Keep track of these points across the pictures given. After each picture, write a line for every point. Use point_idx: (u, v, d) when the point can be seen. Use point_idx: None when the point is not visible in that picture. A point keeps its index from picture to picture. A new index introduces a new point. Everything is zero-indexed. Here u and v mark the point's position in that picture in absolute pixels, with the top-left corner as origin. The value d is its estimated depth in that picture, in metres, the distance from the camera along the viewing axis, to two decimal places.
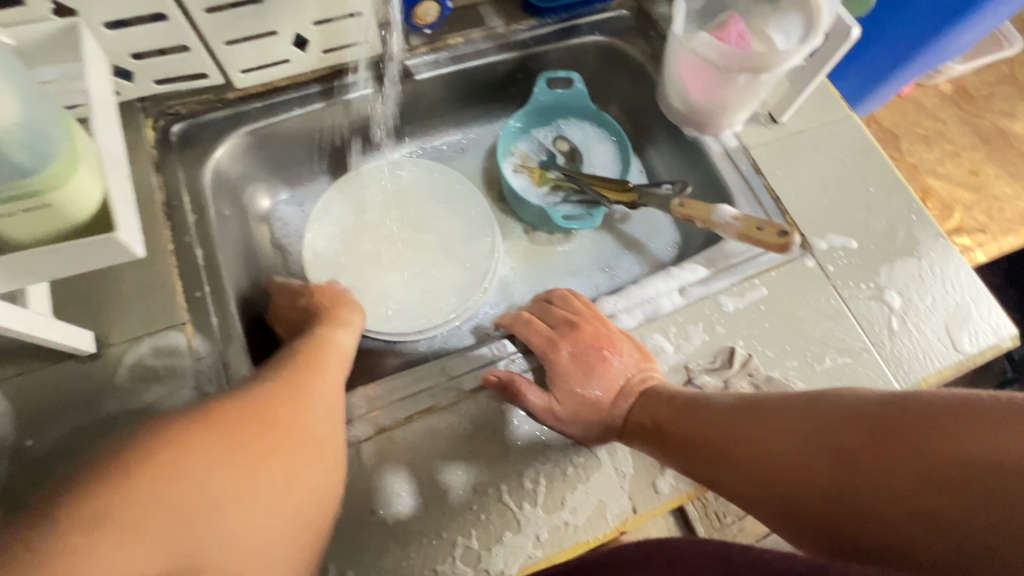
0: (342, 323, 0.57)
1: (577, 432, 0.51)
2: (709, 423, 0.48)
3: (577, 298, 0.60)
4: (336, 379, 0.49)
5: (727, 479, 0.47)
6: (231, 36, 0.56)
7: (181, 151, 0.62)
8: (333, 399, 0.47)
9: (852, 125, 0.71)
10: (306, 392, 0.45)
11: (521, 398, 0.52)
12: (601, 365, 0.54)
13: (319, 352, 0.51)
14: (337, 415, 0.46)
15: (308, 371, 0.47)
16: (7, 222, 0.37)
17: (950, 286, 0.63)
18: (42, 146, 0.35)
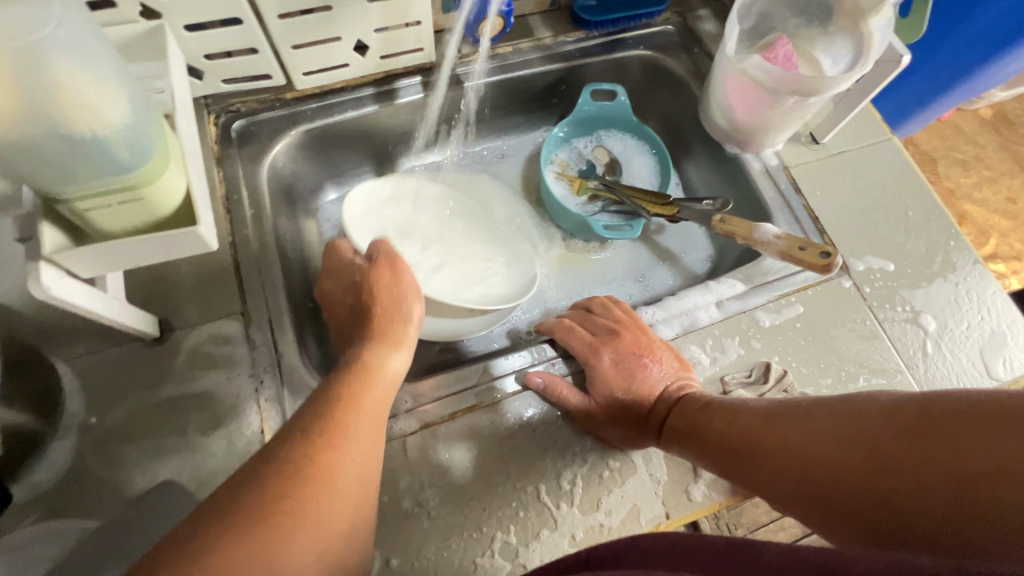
0: (398, 342, 0.51)
1: (613, 435, 0.53)
2: (740, 423, 0.50)
3: (618, 307, 0.61)
4: (372, 440, 0.42)
5: (760, 478, 0.48)
6: (298, 40, 0.58)
7: (240, 148, 0.64)
8: (365, 467, 0.41)
9: (893, 149, 0.72)
10: (326, 491, 0.38)
11: (562, 400, 0.54)
12: (641, 373, 0.56)
13: (356, 398, 0.43)
14: (368, 482, 0.41)
15: (335, 442, 0.40)
16: (101, 212, 0.39)
17: (986, 313, 0.63)
18: (142, 146, 0.37)
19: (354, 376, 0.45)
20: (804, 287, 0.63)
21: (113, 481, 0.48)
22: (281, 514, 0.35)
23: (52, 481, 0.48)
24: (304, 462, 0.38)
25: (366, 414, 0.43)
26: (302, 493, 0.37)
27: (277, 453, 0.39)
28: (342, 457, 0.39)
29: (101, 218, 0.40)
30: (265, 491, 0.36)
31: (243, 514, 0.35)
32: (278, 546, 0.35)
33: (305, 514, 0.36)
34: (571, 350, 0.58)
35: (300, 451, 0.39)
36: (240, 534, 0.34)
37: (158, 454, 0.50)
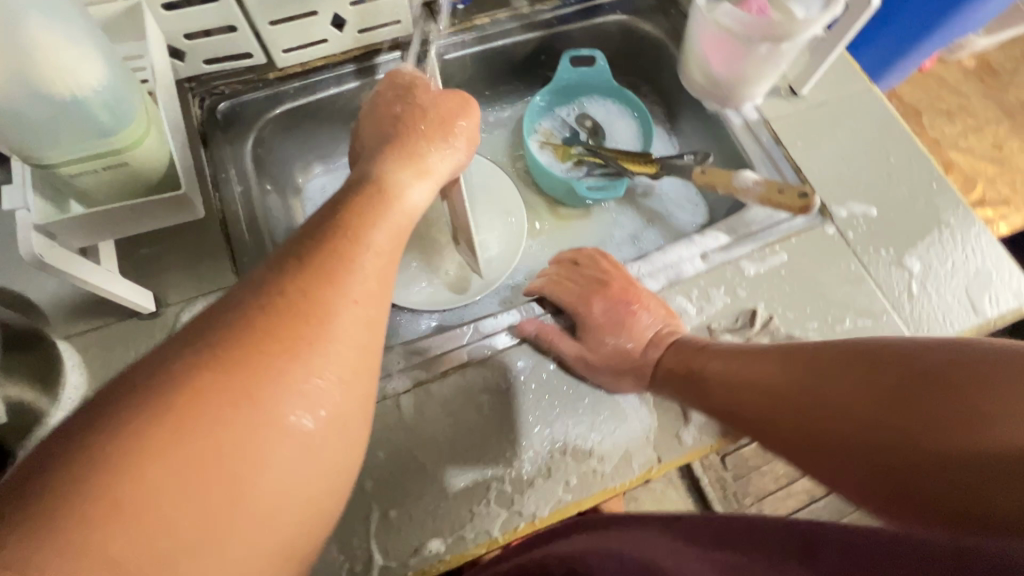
0: (424, 169, 0.46)
1: (605, 375, 0.55)
2: (741, 370, 0.50)
3: (605, 259, 0.62)
4: (379, 280, 0.36)
5: (752, 418, 0.49)
6: (275, 16, 0.59)
7: (226, 129, 0.65)
8: (369, 303, 0.35)
9: (872, 98, 0.72)
10: (322, 332, 0.32)
11: (554, 347, 0.55)
12: (630, 319, 0.57)
13: (362, 230, 0.37)
14: (373, 318, 0.35)
15: (336, 272, 0.34)
16: (89, 179, 0.41)
17: (970, 252, 0.64)
18: (123, 109, 0.39)
19: (361, 204, 0.39)
20: (788, 236, 0.63)
21: None
22: (270, 351, 0.30)
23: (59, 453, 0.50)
24: (297, 297, 0.32)
25: (372, 247, 0.37)
26: (296, 313, 0.32)
27: (264, 286, 0.33)
28: (343, 292, 0.34)
29: (89, 184, 0.41)
30: (249, 325, 0.31)
31: (225, 349, 0.30)
32: (263, 386, 0.29)
33: (300, 346, 0.31)
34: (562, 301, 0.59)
35: (293, 282, 0.33)
36: (218, 371, 0.29)
37: None
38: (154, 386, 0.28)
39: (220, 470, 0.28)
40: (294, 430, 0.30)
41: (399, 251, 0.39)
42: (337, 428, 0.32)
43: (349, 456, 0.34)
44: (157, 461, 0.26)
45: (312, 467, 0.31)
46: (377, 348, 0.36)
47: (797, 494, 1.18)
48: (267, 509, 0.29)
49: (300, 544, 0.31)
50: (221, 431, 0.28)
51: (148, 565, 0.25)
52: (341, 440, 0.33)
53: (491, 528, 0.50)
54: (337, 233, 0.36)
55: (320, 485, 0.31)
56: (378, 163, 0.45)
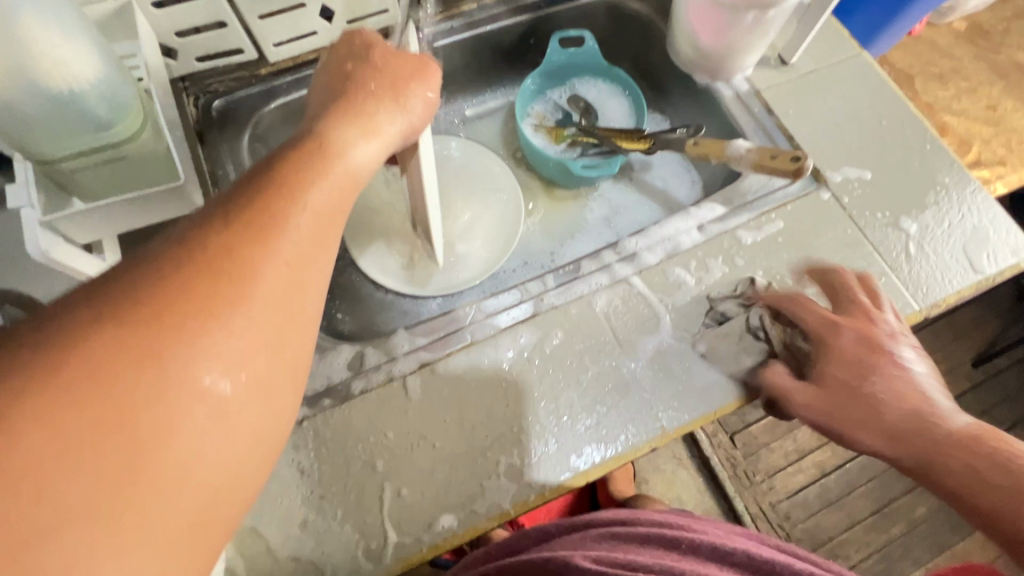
0: (371, 128, 0.40)
1: (809, 403, 0.51)
2: (962, 449, 0.46)
3: (842, 282, 0.57)
4: (317, 238, 0.32)
5: (937, 480, 0.47)
6: (264, 10, 0.60)
7: (222, 126, 0.66)
8: (302, 261, 0.31)
9: (863, 63, 0.73)
10: (241, 291, 0.28)
11: (775, 369, 0.54)
12: (842, 345, 0.52)
13: (298, 186, 0.33)
14: (305, 278, 0.32)
15: (266, 226, 0.30)
16: (92, 174, 0.42)
17: (967, 211, 0.64)
18: (118, 101, 0.40)
19: (297, 160, 0.35)
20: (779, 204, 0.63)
21: None
22: (179, 309, 0.26)
23: None
24: (215, 251, 0.29)
25: (308, 204, 0.33)
26: (210, 267, 0.28)
27: (177, 239, 0.29)
28: (270, 250, 0.30)
29: (90, 179, 0.42)
30: (156, 280, 0.27)
31: (127, 304, 0.26)
32: (168, 348, 0.26)
33: (215, 305, 0.27)
34: (576, 277, 0.60)
35: (212, 235, 0.29)
36: (113, 326, 0.25)
37: None
38: (38, 344, 0.24)
39: (112, 441, 0.24)
40: (204, 398, 0.26)
41: (343, 212, 0.35)
42: (258, 395, 0.29)
43: (271, 432, 0.30)
44: (33, 426, 0.23)
45: (225, 442, 0.27)
46: (310, 316, 0.32)
47: (807, 470, 1.18)
48: (167, 492, 0.25)
49: (214, 527, 0.27)
50: (112, 396, 0.24)
51: (16, 545, 0.21)
52: (259, 411, 0.29)
53: (502, 502, 0.50)
54: (267, 187, 0.32)
55: (236, 462, 0.28)
56: (320, 122, 0.39)
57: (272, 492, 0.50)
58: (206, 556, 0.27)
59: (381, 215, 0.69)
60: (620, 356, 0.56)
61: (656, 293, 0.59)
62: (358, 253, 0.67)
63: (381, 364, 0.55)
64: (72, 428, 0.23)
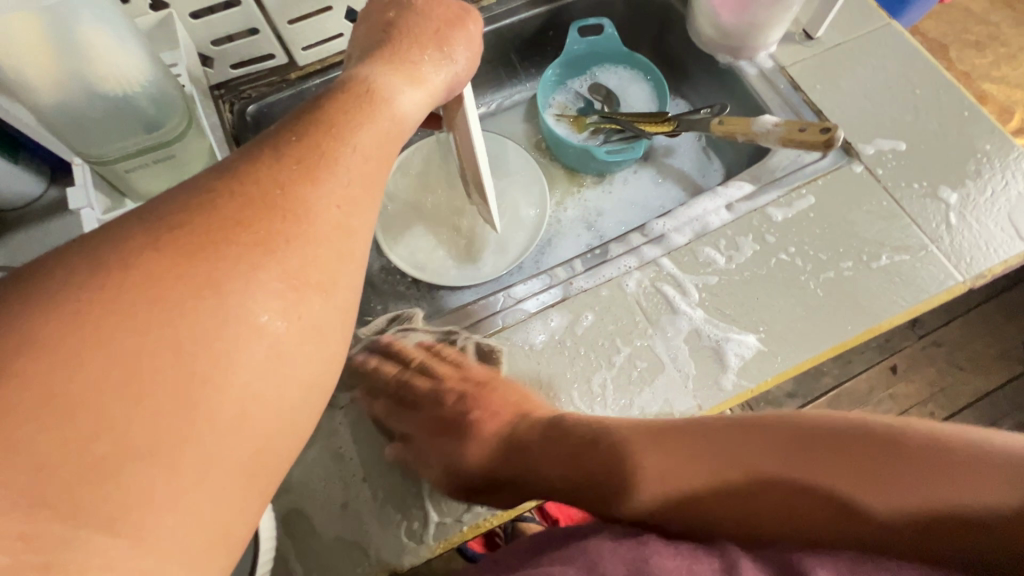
0: (417, 77, 0.42)
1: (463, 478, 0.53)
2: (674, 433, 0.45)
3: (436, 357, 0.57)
4: (365, 185, 0.33)
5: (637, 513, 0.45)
6: (293, 15, 0.62)
7: (256, 130, 0.69)
8: (350, 208, 0.32)
9: (892, 34, 0.71)
10: (290, 228, 0.30)
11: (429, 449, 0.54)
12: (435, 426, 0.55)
13: (344, 131, 0.34)
14: (352, 224, 0.32)
15: (315, 170, 0.32)
16: (142, 174, 0.45)
17: (1010, 178, 0.62)
18: (166, 102, 0.42)
19: (342, 108, 0.36)
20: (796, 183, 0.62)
21: None
22: (231, 240, 0.28)
23: None
24: (266, 191, 0.30)
25: (355, 150, 0.34)
26: (265, 207, 0.29)
27: (230, 179, 0.30)
28: (319, 190, 0.31)
29: (143, 179, 0.45)
30: (210, 214, 0.28)
31: (190, 237, 0.27)
32: (228, 278, 0.27)
33: (269, 242, 0.29)
34: (607, 259, 0.60)
35: (264, 174, 0.30)
36: (181, 259, 0.27)
37: None
38: (99, 270, 0.26)
39: (174, 365, 0.25)
40: (259, 333, 0.27)
41: (389, 160, 0.36)
42: (310, 338, 0.30)
43: (323, 377, 0.31)
44: (103, 344, 0.24)
45: (281, 378, 0.28)
46: (359, 262, 0.33)
47: None
48: (231, 419, 0.26)
49: (269, 464, 0.29)
50: (175, 321, 0.26)
51: (89, 457, 0.23)
52: (312, 354, 0.30)
53: (539, 480, 0.52)
54: (314, 133, 0.33)
55: (291, 399, 0.29)
56: (366, 68, 0.41)
57: (317, 474, 0.52)
58: (257, 496, 0.28)
59: (411, 211, 0.71)
60: (652, 335, 0.56)
61: (686, 273, 0.59)
62: (389, 247, 0.68)
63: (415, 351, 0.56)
64: (147, 349, 0.25)
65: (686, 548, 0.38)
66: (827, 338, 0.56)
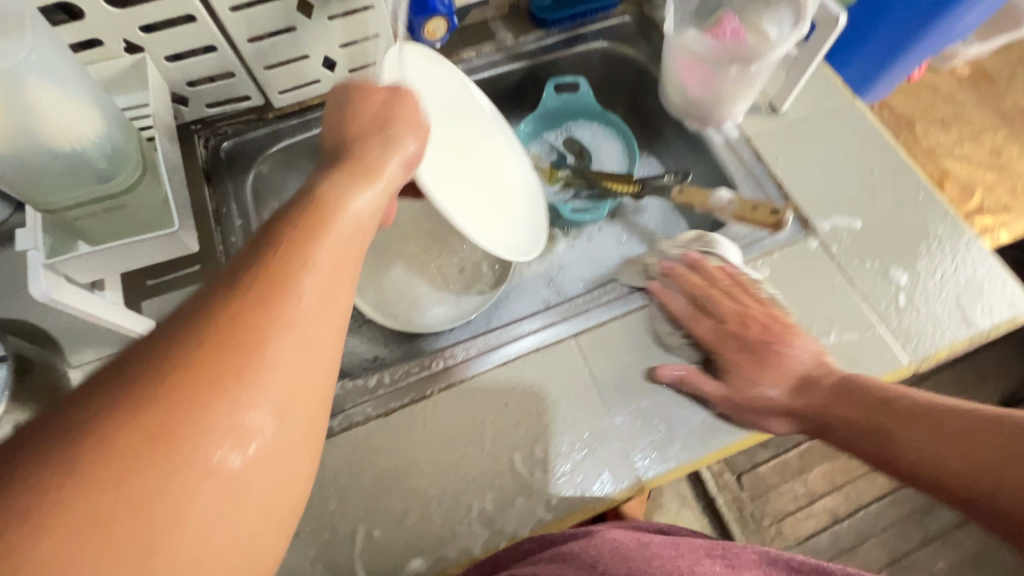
0: (372, 171, 0.42)
1: (738, 411, 0.55)
2: (870, 404, 0.50)
3: (744, 292, 0.60)
4: (328, 298, 0.32)
5: (822, 424, 0.53)
6: (270, 61, 0.64)
7: (229, 167, 0.69)
8: (317, 324, 0.31)
9: (856, 111, 0.73)
10: (250, 369, 0.28)
11: (695, 385, 0.56)
12: (775, 356, 0.56)
13: (307, 246, 0.33)
14: (319, 339, 0.31)
15: (273, 290, 0.30)
16: (93, 221, 0.45)
17: (960, 262, 0.63)
18: (119, 154, 0.43)
19: (303, 219, 0.35)
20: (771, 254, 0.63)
21: None
22: (191, 393, 0.26)
23: None
24: (223, 328, 0.28)
25: (318, 264, 0.32)
26: (220, 340, 0.28)
27: (186, 316, 0.29)
28: (280, 319, 0.30)
29: (91, 227, 0.46)
30: (166, 365, 0.27)
31: (141, 384, 0.26)
32: (183, 425, 0.26)
33: (225, 378, 0.27)
34: (562, 318, 0.61)
35: (220, 310, 0.29)
36: (130, 410, 0.25)
37: None
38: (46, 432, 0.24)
39: (118, 528, 0.24)
40: (214, 475, 0.26)
41: (349, 262, 0.35)
42: (272, 466, 0.28)
43: (288, 500, 0.30)
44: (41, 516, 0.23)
45: (238, 516, 0.27)
46: (325, 374, 0.32)
47: (818, 514, 1.14)
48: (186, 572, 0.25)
49: None
50: (120, 482, 0.24)
51: None
52: (273, 482, 0.29)
53: (472, 547, 0.51)
54: (274, 254, 0.32)
55: (251, 534, 0.28)
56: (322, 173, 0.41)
57: None
58: None
59: (377, 253, 0.71)
60: (600, 402, 0.56)
61: (636, 339, 0.60)
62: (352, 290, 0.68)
63: (360, 401, 0.56)
64: (89, 518, 0.23)
65: (669, 565, 0.43)
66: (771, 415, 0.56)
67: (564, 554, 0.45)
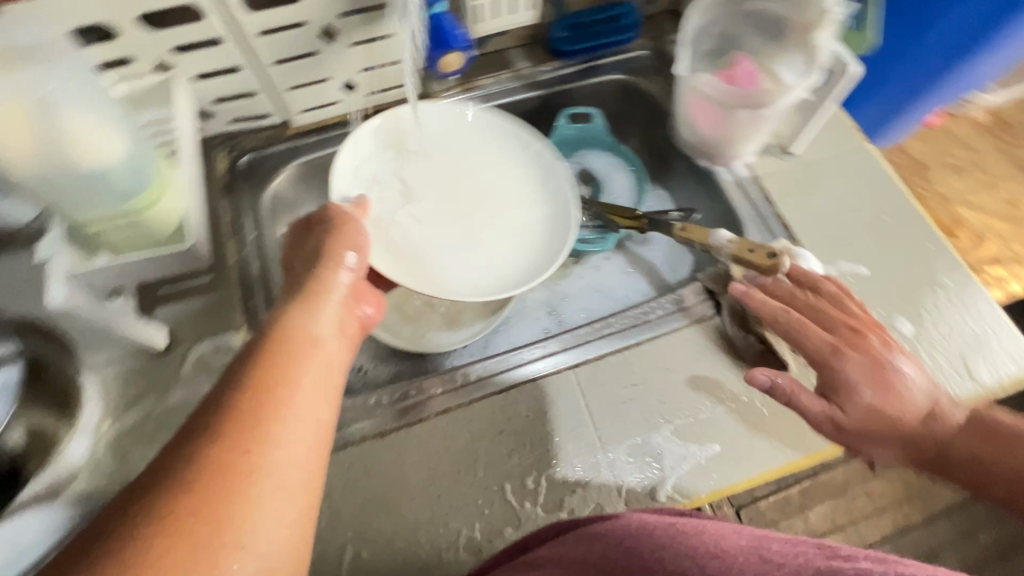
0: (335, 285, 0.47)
1: (869, 441, 0.51)
2: (1014, 448, 0.47)
3: (850, 299, 0.58)
4: (309, 414, 0.37)
5: (946, 465, 0.49)
6: (293, 83, 0.66)
7: (247, 180, 0.71)
8: (301, 438, 0.36)
9: (868, 156, 0.73)
10: (241, 506, 0.32)
11: (806, 403, 0.52)
12: (896, 376, 0.53)
13: (284, 382, 0.38)
14: (303, 453, 0.36)
15: (262, 413, 0.36)
16: (114, 235, 0.47)
17: (967, 315, 0.63)
18: (141, 176, 0.45)
19: (278, 355, 0.39)
20: (793, 295, 0.60)
21: (123, 477, 0.54)
22: (194, 534, 0.30)
23: (80, 474, 0.54)
24: (213, 473, 0.33)
25: (295, 401, 0.37)
26: (219, 462, 0.33)
27: (173, 468, 0.33)
28: (265, 456, 0.34)
29: (109, 240, 0.48)
30: (168, 511, 0.31)
31: (155, 509, 0.31)
32: (193, 541, 0.30)
33: (226, 495, 0.32)
34: (562, 349, 0.61)
35: (210, 456, 0.33)
36: (148, 535, 0.30)
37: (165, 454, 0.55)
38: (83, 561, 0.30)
39: None
40: None
41: (324, 376, 0.40)
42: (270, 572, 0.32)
43: None
44: None
45: None
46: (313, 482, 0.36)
47: None
48: None
49: None
50: None
51: None
52: None
53: None
54: (262, 381, 0.37)
55: None
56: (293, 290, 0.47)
57: None
58: None
59: None
60: (595, 436, 0.57)
61: (634, 373, 0.60)
62: None
63: (358, 420, 0.57)
64: None
65: (700, 540, 0.37)
66: (765, 460, 0.56)
67: (588, 534, 0.43)
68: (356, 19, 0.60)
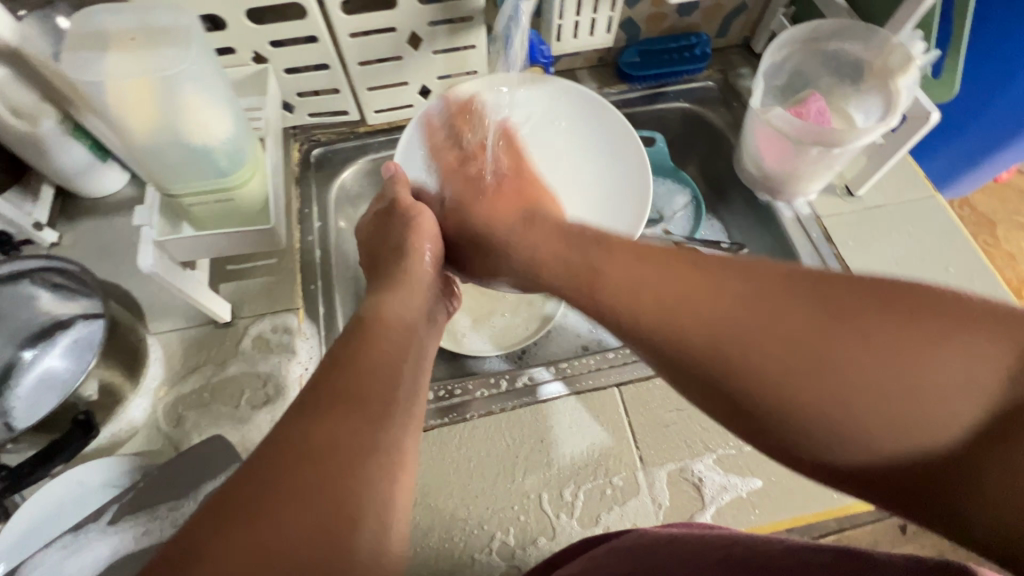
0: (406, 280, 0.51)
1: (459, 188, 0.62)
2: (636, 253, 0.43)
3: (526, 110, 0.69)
4: (401, 396, 0.38)
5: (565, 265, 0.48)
6: (373, 84, 0.69)
7: (317, 171, 0.74)
8: (396, 411, 0.37)
9: (936, 206, 0.72)
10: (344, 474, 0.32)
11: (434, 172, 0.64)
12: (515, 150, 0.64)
13: (381, 364, 0.39)
14: (401, 431, 0.36)
15: (366, 391, 0.37)
16: (206, 208, 0.50)
17: None
18: (238, 156, 0.48)
19: (371, 342, 0.41)
20: None
21: (178, 439, 0.56)
22: (319, 519, 0.30)
23: (137, 431, 0.57)
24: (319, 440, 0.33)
25: (388, 382, 0.38)
26: (325, 425, 0.34)
27: (281, 434, 0.34)
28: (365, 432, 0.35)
29: (201, 214, 0.50)
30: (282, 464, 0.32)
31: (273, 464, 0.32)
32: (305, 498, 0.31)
33: (335, 456, 0.33)
34: (611, 366, 0.61)
35: (316, 424, 0.34)
36: (262, 484, 0.31)
37: (218, 422, 0.57)
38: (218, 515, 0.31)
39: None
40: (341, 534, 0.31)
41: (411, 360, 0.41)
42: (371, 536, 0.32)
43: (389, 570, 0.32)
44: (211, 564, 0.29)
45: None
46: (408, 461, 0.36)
47: None
48: None
49: None
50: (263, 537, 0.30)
51: None
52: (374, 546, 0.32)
53: None
54: (361, 356, 0.39)
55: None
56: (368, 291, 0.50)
57: None
58: None
59: None
60: (636, 457, 0.56)
61: (681, 398, 0.59)
62: None
63: None
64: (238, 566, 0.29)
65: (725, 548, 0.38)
66: (809, 501, 0.55)
67: (642, 538, 0.42)
68: (441, 29, 0.63)
